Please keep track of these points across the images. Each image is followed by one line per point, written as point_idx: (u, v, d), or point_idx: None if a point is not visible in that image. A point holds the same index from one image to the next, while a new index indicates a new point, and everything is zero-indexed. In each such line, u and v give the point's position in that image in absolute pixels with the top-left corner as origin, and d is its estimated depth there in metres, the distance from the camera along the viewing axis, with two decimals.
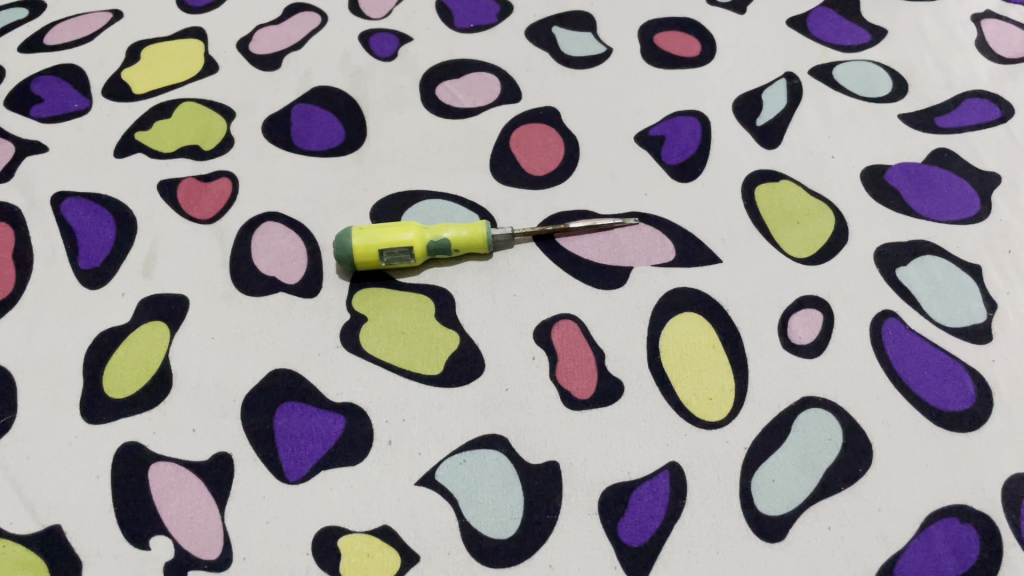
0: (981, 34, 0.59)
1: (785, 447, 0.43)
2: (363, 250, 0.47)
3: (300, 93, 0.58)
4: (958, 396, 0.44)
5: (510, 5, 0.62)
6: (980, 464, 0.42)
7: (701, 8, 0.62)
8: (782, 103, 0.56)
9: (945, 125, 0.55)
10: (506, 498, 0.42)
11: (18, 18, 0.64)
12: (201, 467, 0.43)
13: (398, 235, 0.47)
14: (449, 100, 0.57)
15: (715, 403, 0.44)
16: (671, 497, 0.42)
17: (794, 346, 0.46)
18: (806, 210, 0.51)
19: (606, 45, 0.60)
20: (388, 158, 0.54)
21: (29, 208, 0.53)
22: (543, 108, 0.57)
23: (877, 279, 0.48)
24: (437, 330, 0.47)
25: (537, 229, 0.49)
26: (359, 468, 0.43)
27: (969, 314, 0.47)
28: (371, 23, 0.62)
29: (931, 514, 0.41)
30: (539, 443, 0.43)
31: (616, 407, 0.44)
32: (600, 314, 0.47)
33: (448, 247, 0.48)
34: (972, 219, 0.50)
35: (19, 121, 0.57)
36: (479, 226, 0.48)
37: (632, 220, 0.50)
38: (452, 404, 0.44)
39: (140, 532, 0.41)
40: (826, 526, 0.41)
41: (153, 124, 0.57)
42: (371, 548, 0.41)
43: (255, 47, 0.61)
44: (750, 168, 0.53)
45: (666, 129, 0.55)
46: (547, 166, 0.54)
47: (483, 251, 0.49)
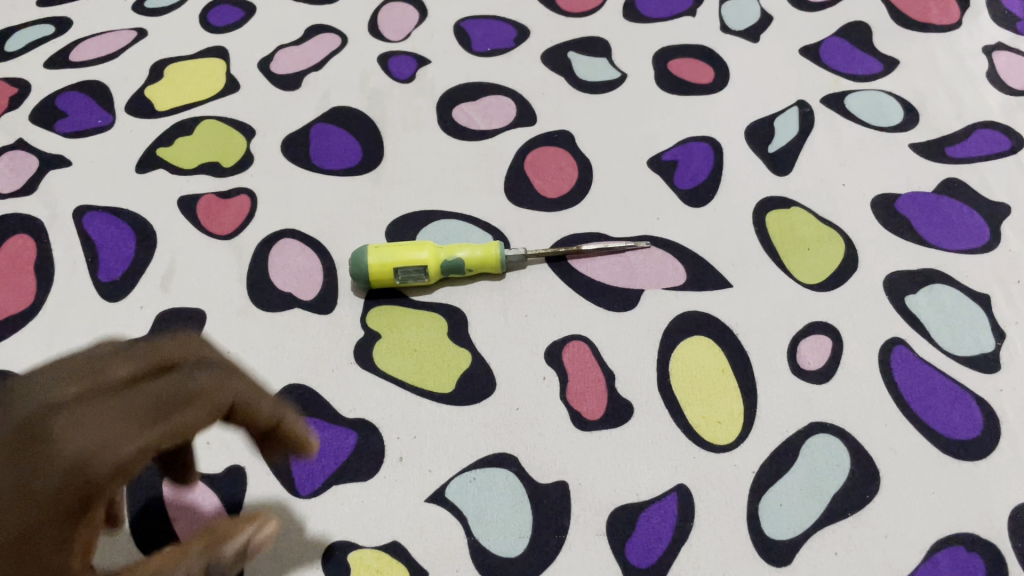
0: (992, 66, 0.60)
1: (792, 472, 0.43)
2: (378, 267, 0.48)
3: (320, 112, 0.59)
4: (966, 425, 0.44)
5: (526, 30, 0.64)
6: (987, 493, 0.42)
7: (715, 36, 0.62)
8: (794, 131, 0.56)
9: (955, 155, 0.55)
10: (515, 517, 0.42)
11: (45, 35, 0.66)
12: (215, 480, 0.44)
13: (413, 253, 0.48)
14: (465, 122, 0.58)
15: (723, 426, 0.44)
16: (679, 519, 0.42)
17: (804, 371, 0.46)
18: (816, 237, 0.51)
19: (621, 70, 0.61)
20: (404, 179, 0.55)
21: (52, 221, 0.54)
22: (558, 132, 0.57)
23: (886, 306, 0.48)
24: (449, 348, 0.48)
25: (550, 251, 0.50)
26: (369, 484, 0.43)
27: (977, 344, 0.47)
28: (390, 45, 0.63)
29: (938, 541, 0.41)
30: (548, 463, 0.44)
31: (625, 428, 0.44)
32: (611, 336, 0.48)
33: (462, 267, 0.49)
34: (982, 249, 0.51)
35: (44, 135, 0.59)
36: (493, 246, 0.49)
37: (644, 244, 0.51)
38: (463, 422, 0.45)
39: (154, 543, 0.42)
40: (833, 551, 0.41)
41: (175, 141, 0.58)
42: (380, 563, 0.41)
43: (275, 67, 0.62)
44: (762, 195, 0.53)
45: (678, 154, 0.56)
46: (561, 188, 0.55)
47: (496, 271, 0.50)
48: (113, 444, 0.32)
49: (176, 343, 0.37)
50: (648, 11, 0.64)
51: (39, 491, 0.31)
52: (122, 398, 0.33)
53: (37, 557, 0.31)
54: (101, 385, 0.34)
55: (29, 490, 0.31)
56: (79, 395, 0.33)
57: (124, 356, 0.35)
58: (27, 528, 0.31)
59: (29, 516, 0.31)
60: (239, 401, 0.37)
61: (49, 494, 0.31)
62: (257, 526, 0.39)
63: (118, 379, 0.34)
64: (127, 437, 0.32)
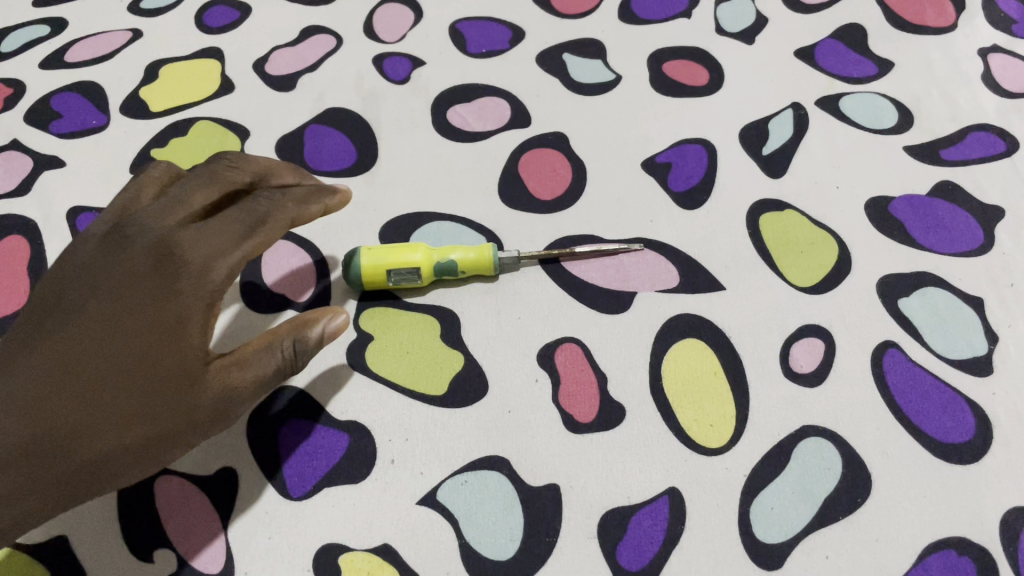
0: (987, 68, 0.60)
1: (784, 475, 0.43)
2: (370, 270, 0.47)
3: (314, 114, 0.59)
4: (959, 428, 0.44)
5: (522, 31, 0.63)
6: (979, 497, 0.42)
7: (711, 38, 0.62)
8: (789, 133, 0.56)
9: (950, 158, 0.55)
10: (506, 520, 0.42)
11: (40, 35, 0.66)
12: (206, 481, 0.43)
13: (406, 255, 0.48)
14: (459, 124, 0.58)
15: (715, 429, 0.44)
16: (671, 522, 0.42)
17: (796, 374, 0.46)
18: (810, 240, 0.51)
19: (616, 71, 0.61)
20: (398, 180, 0.55)
21: (45, 221, 0.54)
22: (552, 133, 0.57)
23: (880, 309, 0.48)
24: (441, 350, 0.48)
25: (543, 253, 0.50)
26: (361, 486, 0.43)
27: (970, 347, 0.47)
28: (385, 46, 0.63)
29: (929, 545, 0.41)
30: (540, 465, 0.43)
31: (617, 430, 0.44)
32: (603, 338, 0.48)
33: (455, 268, 0.49)
34: (975, 252, 0.51)
35: (39, 136, 0.59)
36: (486, 248, 0.49)
37: (638, 246, 0.51)
38: (456, 425, 0.45)
39: (145, 544, 0.42)
40: (824, 555, 0.41)
41: (170, 142, 0.58)
42: (371, 566, 0.41)
43: (270, 68, 0.62)
44: (756, 197, 0.53)
45: (672, 156, 0.55)
46: (555, 190, 0.55)
47: (489, 273, 0.49)
48: (224, 250, 0.40)
49: (248, 161, 0.45)
50: (643, 13, 0.64)
51: (163, 311, 0.38)
52: (214, 224, 0.40)
53: (161, 362, 0.37)
54: (197, 208, 0.42)
55: (154, 309, 0.38)
56: (179, 214, 0.41)
57: (207, 183, 0.43)
58: (152, 340, 0.38)
59: (155, 329, 0.38)
60: (302, 212, 0.44)
61: (187, 290, 0.39)
62: (330, 317, 0.42)
63: (211, 198, 0.43)
64: (223, 249, 0.40)
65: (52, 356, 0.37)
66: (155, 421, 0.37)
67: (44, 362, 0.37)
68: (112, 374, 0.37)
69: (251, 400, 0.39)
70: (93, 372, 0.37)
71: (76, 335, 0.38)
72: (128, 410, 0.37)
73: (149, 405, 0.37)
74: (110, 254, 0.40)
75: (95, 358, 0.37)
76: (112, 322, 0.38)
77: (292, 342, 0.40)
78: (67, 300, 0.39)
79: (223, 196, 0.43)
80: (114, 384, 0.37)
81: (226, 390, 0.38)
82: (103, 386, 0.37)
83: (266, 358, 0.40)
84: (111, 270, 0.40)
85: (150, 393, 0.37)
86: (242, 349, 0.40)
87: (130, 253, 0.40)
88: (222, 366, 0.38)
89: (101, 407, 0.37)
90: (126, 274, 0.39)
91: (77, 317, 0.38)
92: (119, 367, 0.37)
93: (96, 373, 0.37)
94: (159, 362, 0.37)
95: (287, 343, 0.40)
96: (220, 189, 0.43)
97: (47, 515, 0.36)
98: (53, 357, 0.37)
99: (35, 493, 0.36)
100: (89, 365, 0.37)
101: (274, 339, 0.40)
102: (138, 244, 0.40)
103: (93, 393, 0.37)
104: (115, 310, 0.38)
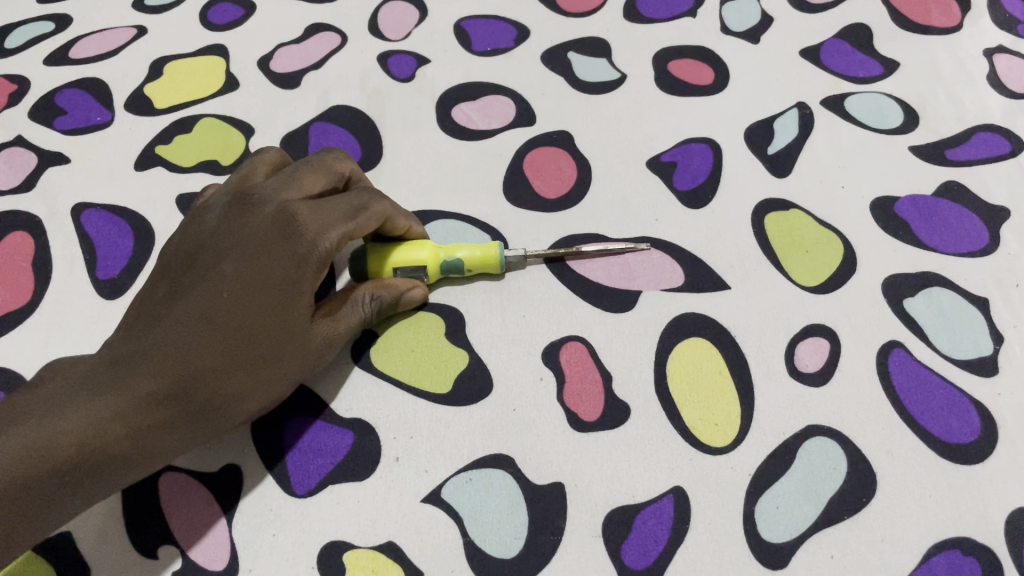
0: (993, 69, 0.60)
1: (789, 475, 0.43)
2: (375, 267, 0.47)
3: (319, 111, 0.59)
4: (964, 429, 0.44)
5: (527, 30, 0.63)
6: (984, 497, 0.42)
7: (716, 37, 0.62)
8: (794, 133, 0.56)
9: (955, 158, 0.55)
10: (511, 518, 0.42)
11: (45, 31, 0.66)
12: (210, 478, 0.43)
13: (412, 254, 0.48)
14: (464, 122, 0.58)
15: (720, 429, 0.44)
16: (675, 521, 0.42)
17: (801, 374, 0.46)
18: (815, 240, 0.51)
19: (621, 70, 0.61)
20: (403, 178, 0.55)
21: (50, 218, 0.54)
22: (557, 132, 0.57)
23: (885, 309, 0.48)
24: (446, 348, 0.47)
25: (549, 251, 0.49)
26: (365, 484, 0.43)
27: (975, 348, 0.47)
28: (390, 44, 0.63)
29: (934, 545, 0.41)
30: (545, 464, 0.43)
31: (622, 429, 0.44)
32: (608, 337, 0.48)
33: (460, 267, 0.49)
34: (981, 252, 0.51)
35: (43, 132, 0.59)
36: (492, 247, 0.48)
37: (645, 246, 0.50)
38: (460, 423, 0.45)
39: (149, 540, 0.42)
40: (829, 555, 0.41)
41: (174, 139, 0.58)
42: (376, 564, 0.41)
43: (275, 65, 0.62)
44: (761, 197, 0.53)
45: (677, 155, 0.55)
46: (560, 189, 0.55)
47: (495, 271, 0.49)
48: (340, 224, 0.43)
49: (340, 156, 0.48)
50: (648, 12, 0.64)
51: (284, 271, 0.42)
52: (328, 203, 0.44)
53: (284, 318, 0.42)
54: (311, 188, 0.45)
55: (278, 269, 0.42)
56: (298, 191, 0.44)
57: (317, 167, 0.46)
58: (278, 297, 0.41)
59: (282, 288, 0.41)
60: (397, 211, 0.47)
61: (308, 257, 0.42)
62: (409, 288, 0.47)
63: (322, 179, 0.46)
64: (335, 224, 0.43)
65: (192, 307, 0.41)
66: (280, 367, 0.42)
67: (185, 313, 0.41)
68: (247, 326, 0.41)
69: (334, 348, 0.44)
70: (227, 323, 0.40)
71: (209, 288, 0.41)
72: (259, 356, 0.41)
73: (275, 353, 0.41)
74: (235, 218, 0.43)
75: (228, 310, 0.41)
76: (242, 277, 0.41)
77: (379, 295, 0.46)
78: (201, 258, 0.42)
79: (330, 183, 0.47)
80: (246, 334, 0.40)
81: (328, 340, 0.44)
82: (235, 336, 0.40)
83: (355, 311, 0.45)
84: (237, 233, 0.43)
85: (277, 343, 0.41)
86: (331, 302, 0.45)
87: (254, 219, 0.43)
88: (325, 320, 0.44)
89: (236, 355, 0.40)
90: (251, 237, 0.42)
91: (211, 272, 0.42)
92: (251, 319, 0.41)
93: (228, 322, 0.40)
94: (282, 322, 0.41)
95: (373, 296, 0.46)
96: (327, 175, 0.46)
97: (184, 449, 0.41)
98: (193, 309, 0.41)
99: (179, 428, 0.40)
100: (228, 315, 0.41)
101: (361, 292, 0.45)
102: (259, 211, 0.43)
103: (231, 341, 0.40)
104: (244, 267, 0.41)
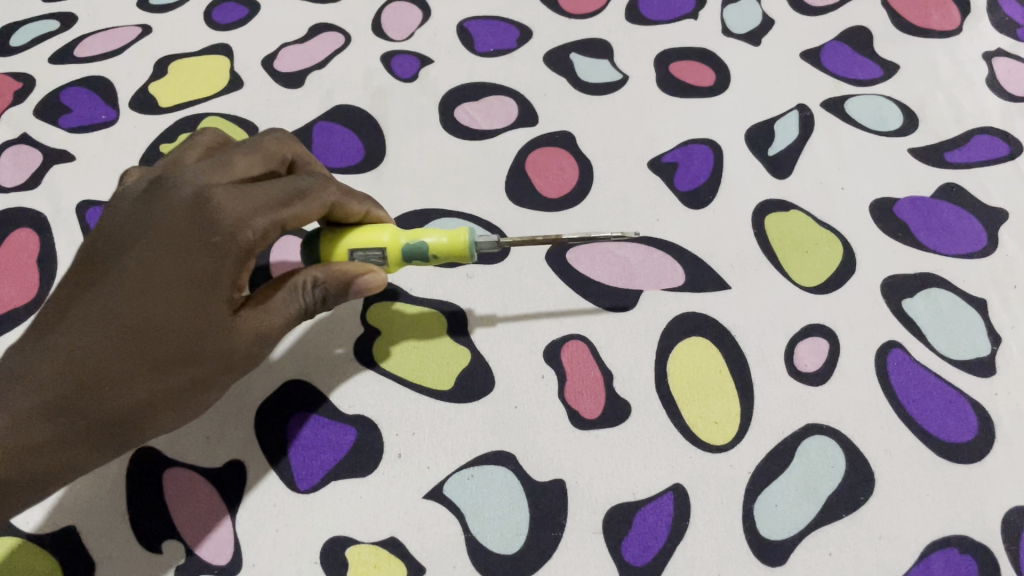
0: (992, 72, 0.60)
1: (788, 473, 0.43)
2: (329, 251, 0.42)
3: (323, 111, 0.59)
4: (961, 428, 0.45)
5: (529, 31, 0.64)
6: (981, 496, 0.43)
7: (718, 39, 0.63)
8: (794, 135, 0.57)
9: (954, 160, 0.55)
10: (512, 514, 0.42)
11: (50, 30, 0.66)
12: (214, 473, 0.44)
13: (371, 235, 0.42)
14: (467, 122, 0.58)
15: (720, 427, 0.45)
16: (675, 518, 0.42)
17: (801, 374, 0.46)
18: (814, 240, 0.51)
19: (623, 72, 0.61)
20: (406, 178, 0.56)
21: (55, 215, 0.54)
22: (559, 132, 0.58)
23: (883, 309, 0.49)
24: (448, 345, 0.48)
25: (525, 239, 0.42)
26: (368, 480, 0.43)
27: (973, 348, 0.47)
28: (393, 45, 0.63)
29: (931, 543, 0.41)
30: (546, 461, 0.44)
31: (622, 427, 0.45)
32: (609, 335, 0.48)
33: (424, 253, 0.42)
34: (979, 254, 0.51)
35: (49, 130, 0.59)
36: (460, 233, 0.42)
37: (633, 236, 0.45)
38: (462, 420, 0.45)
39: (153, 535, 0.42)
40: (827, 552, 0.41)
41: (178, 137, 0.58)
42: (378, 559, 0.41)
43: (279, 65, 0.62)
44: (761, 197, 0.54)
45: (678, 156, 0.56)
46: (561, 189, 0.55)
47: (467, 259, 0.43)
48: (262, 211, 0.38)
49: (284, 139, 0.44)
50: (649, 14, 0.65)
51: (196, 265, 0.38)
52: (256, 186, 0.39)
53: (199, 318, 0.38)
54: (242, 174, 0.41)
55: (188, 264, 0.38)
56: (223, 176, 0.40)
57: (252, 151, 0.42)
58: (188, 295, 0.38)
59: (195, 286, 0.38)
60: (344, 196, 0.42)
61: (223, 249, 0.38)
62: (361, 274, 0.41)
63: (256, 164, 0.42)
64: (256, 212, 0.38)
65: (92, 309, 0.38)
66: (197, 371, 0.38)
67: (87, 315, 0.38)
68: (153, 329, 0.37)
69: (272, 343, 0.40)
70: (131, 326, 0.37)
71: (114, 287, 0.38)
72: (169, 363, 0.38)
73: (191, 355, 0.38)
74: (149, 205, 0.40)
75: (133, 311, 0.37)
76: (147, 275, 0.38)
77: (322, 280, 0.40)
78: (113, 251, 0.39)
79: (268, 167, 0.43)
80: (153, 337, 0.37)
81: (256, 337, 0.39)
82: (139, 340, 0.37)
83: (290, 301, 0.40)
84: (150, 224, 0.39)
85: (191, 345, 0.38)
86: (264, 290, 0.40)
87: (167, 208, 0.39)
88: (250, 313, 0.39)
89: (142, 360, 0.37)
90: (162, 227, 0.39)
91: (119, 269, 0.39)
92: (158, 321, 0.37)
93: (133, 326, 0.37)
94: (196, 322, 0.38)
95: (314, 282, 0.40)
96: (264, 159, 0.42)
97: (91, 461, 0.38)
98: (93, 310, 0.38)
99: (87, 438, 0.37)
100: (132, 318, 0.37)
101: (299, 279, 0.40)
102: (174, 198, 0.39)
103: (133, 348, 0.37)
104: (152, 263, 0.38)
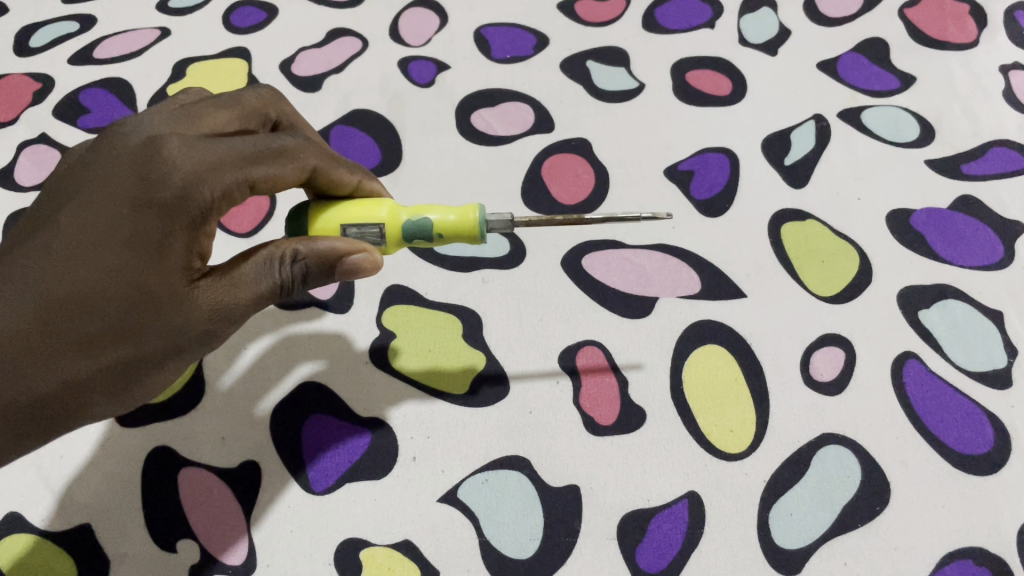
0: (1008, 85, 0.60)
1: (804, 481, 0.43)
2: (321, 224, 0.39)
3: (340, 114, 0.60)
4: (977, 440, 0.45)
5: (547, 39, 0.64)
6: (998, 508, 0.42)
7: (734, 48, 0.63)
8: (810, 144, 0.57)
9: (970, 172, 0.55)
10: (525, 519, 0.42)
11: (69, 31, 0.67)
12: (230, 474, 0.44)
13: (367, 210, 0.39)
14: (483, 128, 0.59)
15: (736, 435, 0.45)
16: (690, 526, 0.42)
17: (816, 383, 0.46)
18: (831, 250, 0.51)
19: (639, 80, 0.61)
20: (422, 183, 0.56)
21: None
22: (576, 139, 0.58)
23: (899, 320, 0.49)
24: (461, 349, 0.48)
25: (542, 220, 0.39)
26: (382, 483, 0.44)
27: (990, 360, 0.47)
28: (410, 50, 0.64)
29: (947, 554, 0.41)
30: (561, 467, 0.44)
31: (637, 434, 0.45)
32: (624, 341, 0.48)
33: (428, 231, 0.39)
34: (995, 266, 0.51)
35: (67, 131, 0.59)
36: (470, 210, 0.38)
37: (665, 215, 0.41)
38: (477, 424, 0.45)
39: (167, 534, 0.42)
40: (843, 562, 0.41)
41: None
42: (392, 562, 0.41)
43: (297, 68, 0.63)
44: (778, 207, 0.54)
45: (695, 164, 0.56)
46: (578, 196, 0.55)
47: (475, 240, 0.39)
48: (221, 167, 0.34)
49: (266, 98, 0.41)
50: (666, 23, 0.65)
51: (143, 224, 0.34)
52: (220, 140, 0.36)
53: (144, 286, 0.34)
54: (210, 130, 0.37)
55: (132, 220, 0.34)
56: (187, 126, 0.36)
57: (226, 106, 0.39)
58: (132, 257, 0.34)
59: (142, 248, 0.34)
60: (323, 166, 0.39)
61: (172, 207, 0.34)
62: (349, 249, 0.37)
63: (229, 122, 0.38)
64: (214, 166, 0.34)
65: (22, 270, 0.33)
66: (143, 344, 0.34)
67: (13, 276, 0.33)
68: (90, 294, 0.33)
69: (239, 319, 0.36)
70: (65, 291, 0.33)
71: (48, 248, 0.34)
72: (110, 333, 0.34)
73: (133, 326, 0.34)
74: (97, 157, 0.36)
75: (69, 273, 0.33)
76: (89, 235, 0.34)
77: (303, 255, 0.36)
78: (54, 207, 0.35)
79: (243, 127, 0.39)
80: (90, 303, 0.33)
81: (216, 310, 0.35)
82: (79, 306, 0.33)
83: (263, 276, 0.36)
84: (95, 176, 0.35)
85: (133, 316, 0.34)
86: (232, 261, 0.36)
87: (116, 158, 0.35)
88: (210, 285, 0.35)
89: (77, 329, 0.33)
90: (109, 180, 0.35)
91: (55, 226, 0.35)
92: (95, 286, 0.33)
93: (65, 291, 0.33)
94: (141, 288, 0.34)
95: (294, 256, 0.36)
96: (239, 118, 0.39)
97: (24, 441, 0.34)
98: (22, 272, 0.33)
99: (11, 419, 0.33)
100: (68, 281, 0.33)
101: (276, 252, 0.36)
102: (124, 150, 0.35)
103: (68, 314, 0.33)
104: (94, 220, 0.34)
